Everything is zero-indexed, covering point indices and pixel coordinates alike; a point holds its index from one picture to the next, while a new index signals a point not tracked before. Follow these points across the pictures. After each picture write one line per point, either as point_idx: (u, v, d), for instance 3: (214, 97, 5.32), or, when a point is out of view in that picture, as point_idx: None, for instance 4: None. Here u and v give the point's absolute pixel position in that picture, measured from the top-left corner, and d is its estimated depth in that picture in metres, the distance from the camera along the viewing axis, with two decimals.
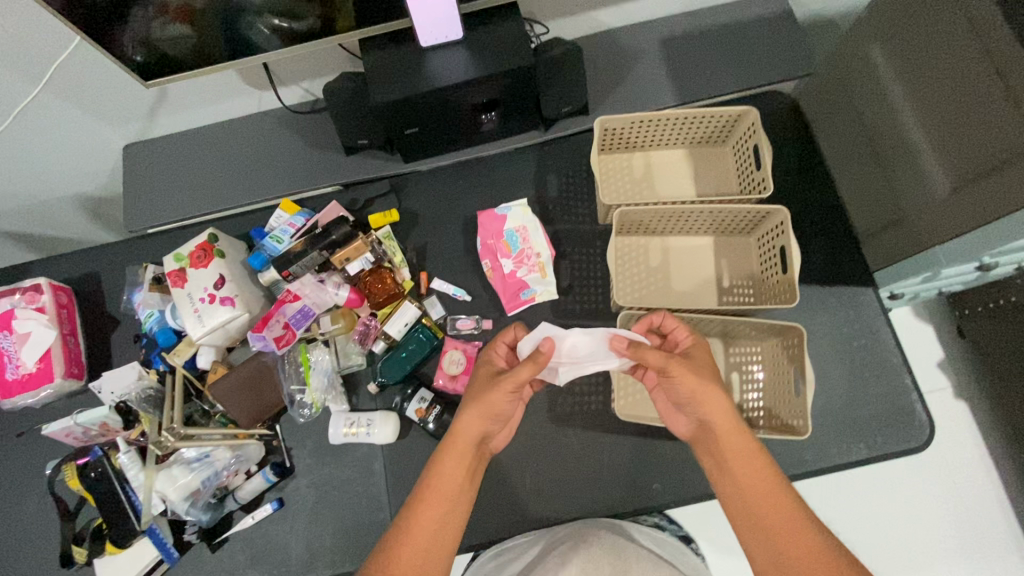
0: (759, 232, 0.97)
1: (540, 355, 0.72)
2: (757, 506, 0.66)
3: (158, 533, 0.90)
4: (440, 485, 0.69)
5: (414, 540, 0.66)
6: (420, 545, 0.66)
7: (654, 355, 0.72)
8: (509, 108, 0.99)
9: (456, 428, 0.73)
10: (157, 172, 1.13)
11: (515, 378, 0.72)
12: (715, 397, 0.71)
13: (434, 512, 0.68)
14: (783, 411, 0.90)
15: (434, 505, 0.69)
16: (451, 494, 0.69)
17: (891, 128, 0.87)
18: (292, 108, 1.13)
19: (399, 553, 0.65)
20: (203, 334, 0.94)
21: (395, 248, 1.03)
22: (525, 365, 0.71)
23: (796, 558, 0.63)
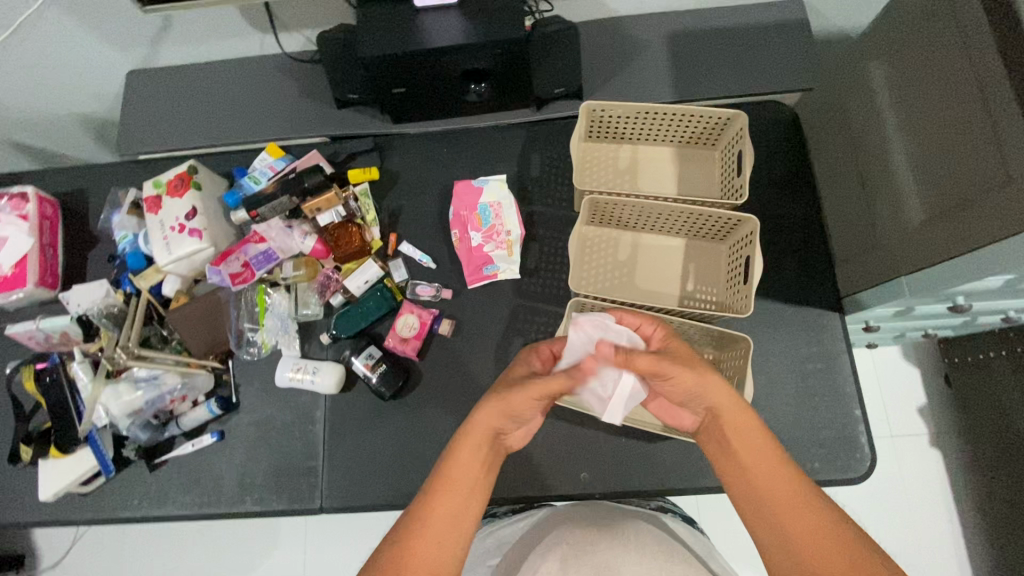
0: (731, 240, 0.96)
1: (578, 371, 0.68)
2: (775, 503, 0.62)
3: (99, 444, 0.94)
4: (455, 477, 0.65)
5: (429, 535, 0.61)
6: (432, 541, 0.61)
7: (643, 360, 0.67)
8: (499, 79, 0.98)
9: (472, 421, 0.67)
10: (154, 100, 1.15)
11: (543, 386, 0.67)
12: (719, 385, 0.67)
13: (450, 508, 0.63)
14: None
15: (449, 501, 0.63)
16: (465, 489, 0.64)
17: (878, 148, 0.85)
18: (292, 55, 1.13)
19: (413, 549, 0.60)
20: (169, 262, 0.97)
21: (370, 206, 1.05)
22: (556, 376, 0.67)
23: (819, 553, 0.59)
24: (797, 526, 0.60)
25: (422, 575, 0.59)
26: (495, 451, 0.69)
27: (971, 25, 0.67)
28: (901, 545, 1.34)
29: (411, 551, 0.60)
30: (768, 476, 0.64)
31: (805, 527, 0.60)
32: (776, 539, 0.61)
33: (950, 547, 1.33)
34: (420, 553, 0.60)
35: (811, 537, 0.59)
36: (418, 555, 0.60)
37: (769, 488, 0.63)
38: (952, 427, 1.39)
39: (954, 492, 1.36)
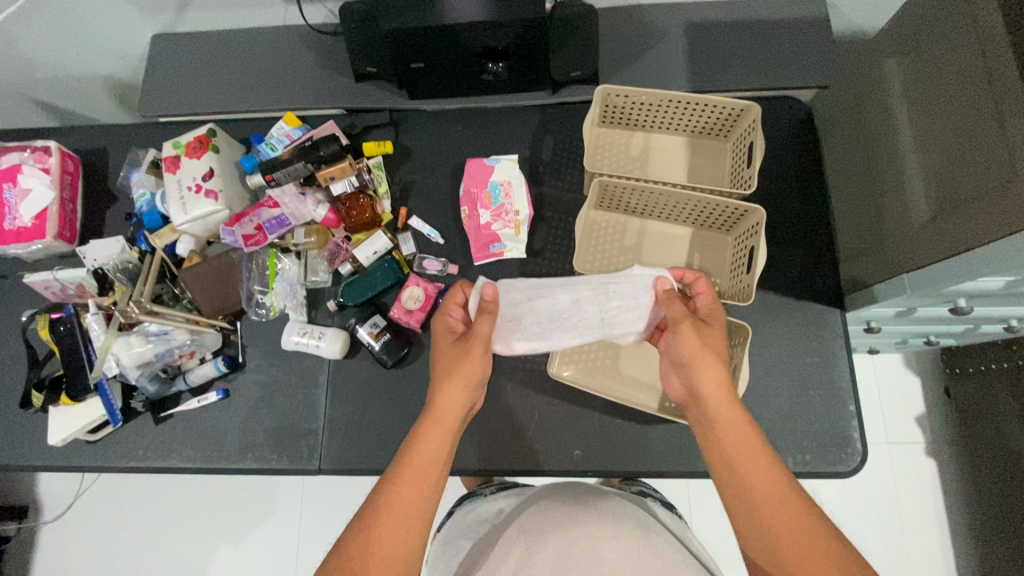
0: (737, 232, 0.96)
1: (489, 306, 0.75)
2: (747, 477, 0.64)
3: (108, 393, 0.97)
4: (420, 462, 0.67)
5: (395, 518, 0.63)
6: (404, 524, 0.63)
7: (679, 306, 0.74)
8: (516, 60, 0.99)
9: (437, 404, 0.71)
10: (178, 65, 1.17)
11: (477, 336, 0.73)
12: (710, 362, 0.70)
13: (415, 489, 0.65)
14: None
15: (414, 483, 0.65)
16: (430, 474, 0.66)
17: (889, 145, 0.86)
18: (315, 26, 1.14)
19: (383, 531, 0.62)
20: (184, 221, 0.99)
21: (382, 179, 1.06)
22: (483, 321, 0.74)
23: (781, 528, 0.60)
24: (773, 520, 0.61)
25: (390, 551, 0.61)
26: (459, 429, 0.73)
27: (986, 21, 0.68)
28: (888, 549, 1.35)
29: (378, 535, 0.61)
30: (748, 468, 0.64)
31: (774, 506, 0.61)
32: (744, 506, 0.63)
33: (937, 555, 1.34)
34: (387, 532, 0.62)
35: (776, 514, 0.61)
36: (387, 539, 0.62)
37: (749, 475, 0.64)
38: (948, 436, 1.39)
39: (946, 501, 1.36)
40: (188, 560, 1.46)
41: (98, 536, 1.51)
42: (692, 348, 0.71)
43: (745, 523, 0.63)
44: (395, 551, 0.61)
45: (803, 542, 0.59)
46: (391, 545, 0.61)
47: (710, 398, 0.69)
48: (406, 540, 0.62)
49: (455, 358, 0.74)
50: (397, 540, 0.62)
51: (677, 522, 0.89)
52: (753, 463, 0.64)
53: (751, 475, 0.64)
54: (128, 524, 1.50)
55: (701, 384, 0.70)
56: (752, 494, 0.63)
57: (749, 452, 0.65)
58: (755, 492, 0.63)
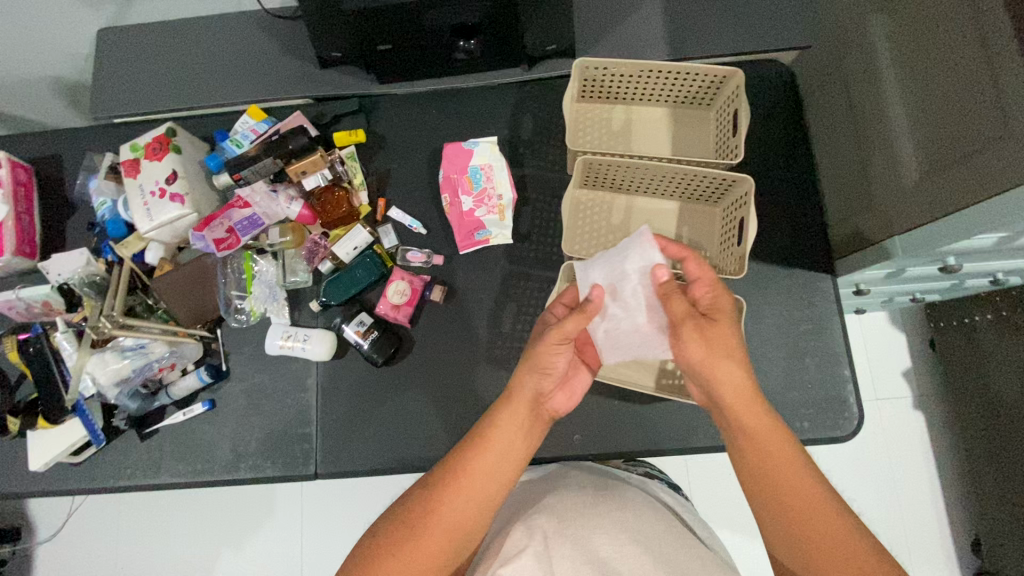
0: (725, 203, 0.95)
1: (589, 306, 0.71)
2: (787, 492, 0.63)
3: (88, 414, 0.93)
4: (493, 439, 0.68)
5: (460, 483, 0.66)
6: (472, 501, 0.65)
7: (679, 303, 0.69)
8: (488, 36, 0.95)
9: (514, 386, 0.73)
10: (129, 61, 1.10)
11: (560, 331, 0.70)
12: (730, 370, 0.68)
13: (486, 466, 0.67)
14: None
15: (482, 457, 0.67)
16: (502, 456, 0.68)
17: (876, 104, 0.84)
18: (272, 11, 1.08)
19: (444, 497, 0.65)
20: (150, 229, 0.94)
21: (357, 169, 1.02)
22: (572, 318, 0.70)
23: (823, 541, 0.60)
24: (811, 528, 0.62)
25: (449, 520, 0.64)
26: (534, 415, 0.73)
27: None
28: (884, 505, 1.38)
29: (441, 498, 0.65)
30: (786, 481, 0.64)
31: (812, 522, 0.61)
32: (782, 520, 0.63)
33: (929, 504, 1.38)
34: (448, 503, 0.64)
35: (814, 529, 0.61)
36: (450, 505, 0.64)
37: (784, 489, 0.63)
38: (934, 389, 1.42)
39: (936, 452, 1.40)
40: (193, 569, 1.45)
41: (97, 554, 1.48)
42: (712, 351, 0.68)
43: (781, 529, 0.63)
44: (452, 518, 0.64)
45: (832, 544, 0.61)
46: (451, 511, 0.64)
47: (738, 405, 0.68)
48: (465, 511, 0.64)
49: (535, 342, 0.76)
50: (458, 507, 0.64)
51: (682, 503, 0.88)
52: (786, 474, 0.64)
53: (789, 487, 0.63)
54: (126, 540, 1.47)
55: (723, 390, 0.68)
56: (790, 508, 0.63)
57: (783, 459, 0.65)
58: (791, 499, 0.63)
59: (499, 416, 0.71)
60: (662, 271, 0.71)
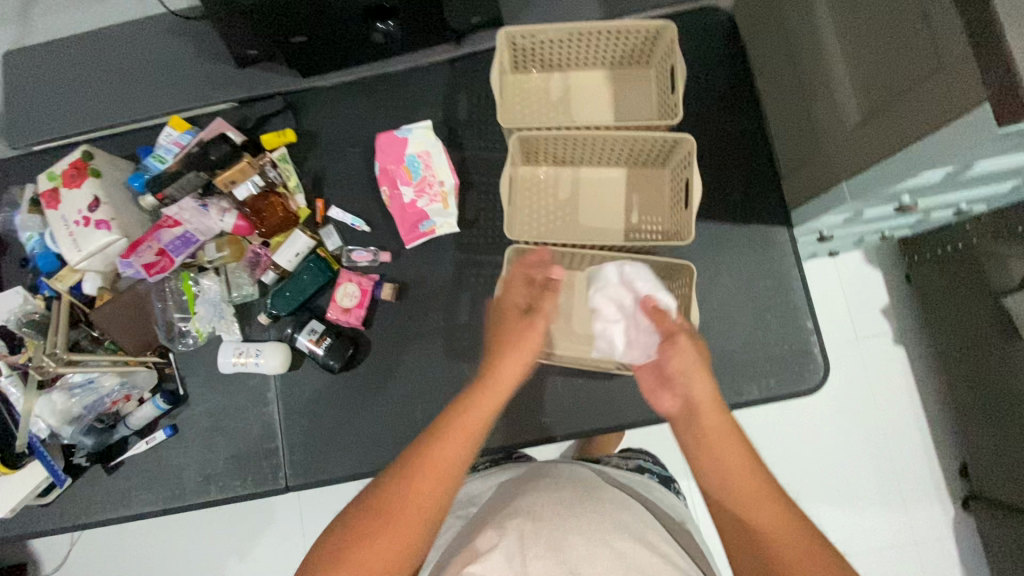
0: (672, 164, 0.91)
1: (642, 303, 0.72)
2: (726, 461, 0.56)
3: (46, 455, 0.91)
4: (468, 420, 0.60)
5: (431, 470, 0.56)
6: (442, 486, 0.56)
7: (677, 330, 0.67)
8: (407, 15, 0.90)
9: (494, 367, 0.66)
10: (40, 84, 1.05)
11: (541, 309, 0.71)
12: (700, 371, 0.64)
13: (459, 455, 0.58)
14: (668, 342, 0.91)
15: (454, 441, 0.58)
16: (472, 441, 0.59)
17: (812, 44, 0.80)
18: (180, 13, 1.02)
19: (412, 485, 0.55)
20: (80, 259, 0.90)
21: (289, 170, 0.98)
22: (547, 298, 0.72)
23: (757, 507, 0.53)
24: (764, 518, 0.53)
25: (417, 511, 0.55)
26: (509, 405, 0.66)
27: None
28: (870, 443, 1.40)
29: (411, 486, 0.55)
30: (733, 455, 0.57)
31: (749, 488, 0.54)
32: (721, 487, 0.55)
33: (914, 437, 1.39)
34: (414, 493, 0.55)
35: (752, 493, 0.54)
36: (420, 491, 0.55)
37: (727, 458, 0.56)
38: (913, 323, 1.42)
39: (918, 386, 1.40)
40: None
41: None
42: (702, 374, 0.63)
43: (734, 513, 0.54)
44: (427, 505, 0.55)
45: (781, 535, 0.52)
46: (419, 498, 0.55)
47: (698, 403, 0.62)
48: (432, 500, 0.56)
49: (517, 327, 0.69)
50: (427, 493, 0.55)
51: (656, 487, 0.87)
52: (731, 452, 0.57)
53: (731, 459, 0.56)
54: (127, 565, 1.48)
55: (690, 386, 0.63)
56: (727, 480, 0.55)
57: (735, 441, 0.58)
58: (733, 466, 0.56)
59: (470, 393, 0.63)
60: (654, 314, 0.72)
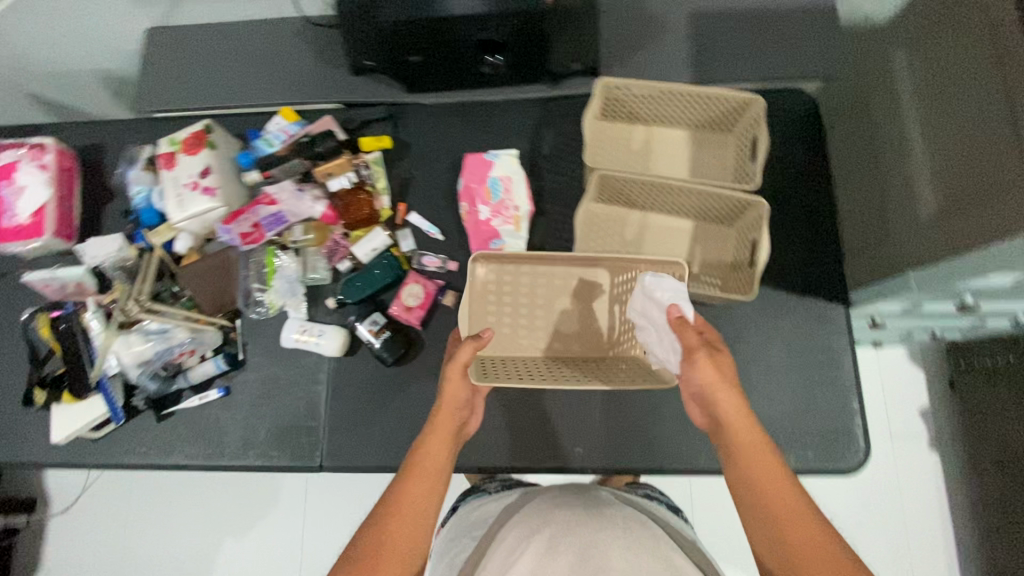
0: (740, 225, 0.95)
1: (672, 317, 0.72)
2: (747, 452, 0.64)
3: (108, 390, 0.98)
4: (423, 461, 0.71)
5: (403, 510, 0.66)
6: (412, 519, 0.66)
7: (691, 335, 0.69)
8: (516, 51, 0.99)
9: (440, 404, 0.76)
10: (177, 60, 1.16)
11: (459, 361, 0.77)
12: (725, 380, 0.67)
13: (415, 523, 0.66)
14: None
15: (419, 481, 0.69)
16: (430, 484, 0.69)
17: (895, 136, 0.84)
18: (311, 19, 1.13)
19: (392, 528, 0.65)
20: (182, 219, 0.99)
21: (380, 173, 1.05)
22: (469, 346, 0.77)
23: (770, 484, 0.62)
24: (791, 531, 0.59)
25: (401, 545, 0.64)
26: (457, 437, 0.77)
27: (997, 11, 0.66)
28: (892, 544, 1.35)
29: (392, 527, 0.65)
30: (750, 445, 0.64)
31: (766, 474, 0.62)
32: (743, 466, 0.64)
33: (939, 546, 1.34)
34: (397, 530, 0.65)
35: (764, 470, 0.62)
36: (398, 531, 0.65)
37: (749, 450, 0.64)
38: (954, 430, 1.38)
39: (951, 495, 1.36)
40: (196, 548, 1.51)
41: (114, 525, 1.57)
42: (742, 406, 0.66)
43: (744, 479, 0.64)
44: (403, 547, 0.64)
45: (806, 545, 0.57)
46: (402, 533, 0.64)
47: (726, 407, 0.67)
48: (413, 536, 0.65)
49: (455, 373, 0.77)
50: (405, 534, 0.65)
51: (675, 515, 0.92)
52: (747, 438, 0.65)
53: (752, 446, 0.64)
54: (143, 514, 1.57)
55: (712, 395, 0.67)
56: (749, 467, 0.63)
57: (767, 459, 0.63)
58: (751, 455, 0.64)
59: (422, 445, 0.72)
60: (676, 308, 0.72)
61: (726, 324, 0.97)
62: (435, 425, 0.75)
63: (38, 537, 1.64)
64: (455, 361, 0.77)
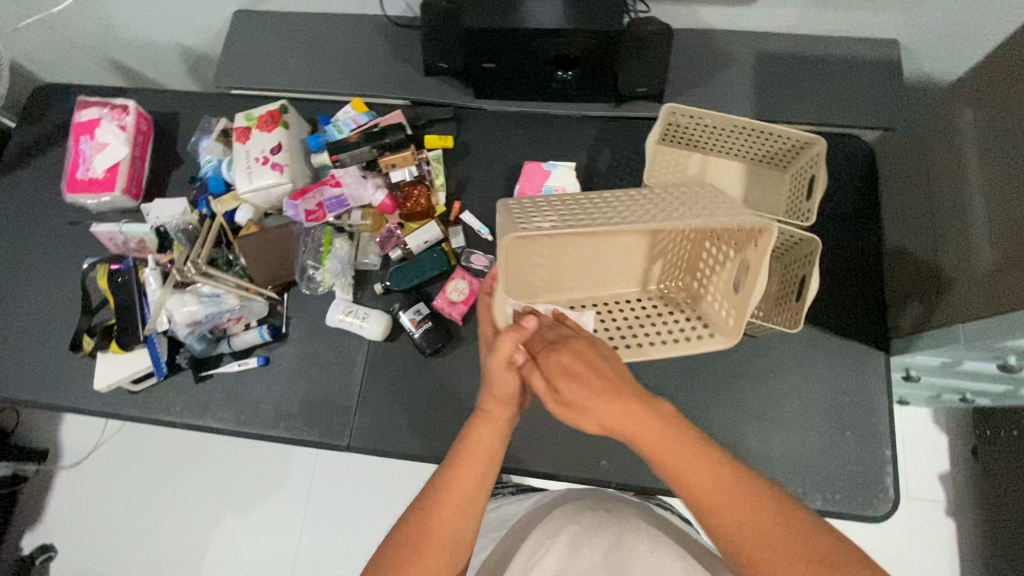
0: (788, 259, 0.97)
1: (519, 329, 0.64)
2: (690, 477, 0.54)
3: (155, 344, 1.02)
4: (472, 450, 0.64)
5: (448, 505, 0.61)
6: (458, 515, 0.60)
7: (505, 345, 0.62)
8: (586, 68, 1.02)
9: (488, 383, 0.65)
10: (258, 41, 1.22)
11: (500, 352, 0.62)
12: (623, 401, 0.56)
13: (459, 523, 0.60)
14: (704, 308, 0.78)
15: (468, 469, 0.63)
16: (480, 477, 0.62)
17: (955, 195, 0.87)
18: (391, 18, 1.18)
19: (431, 525, 0.60)
20: (247, 190, 1.03)
21: (440, 171, 1.09)
22: (506, 336, 0.62)
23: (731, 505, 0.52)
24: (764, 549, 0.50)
25: (446, 542, 0.59)
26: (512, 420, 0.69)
27: None
28: None
29: (433, 528, 0.59)
30: (687, 463, 0.54)
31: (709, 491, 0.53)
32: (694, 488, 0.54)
33: None
34: (437, 527, 0.59)
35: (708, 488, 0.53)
36: (442, 529, 0.60)
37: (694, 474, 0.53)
38: (972, 498, 1.36)
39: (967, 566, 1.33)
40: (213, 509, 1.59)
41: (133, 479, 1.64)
42: (597, 396, 0.57)
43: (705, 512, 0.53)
44: (444, 544, 0.59)
45: (766, 531, 0.50)
46: (445, 531, 0.59)
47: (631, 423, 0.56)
48: (458, 533, 0.60)
49: (500, 361, 0.63)
50: (451, 532, 0.60)
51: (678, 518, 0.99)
52: (677, 456, 0.54)
53: (687, 465, 0.54)
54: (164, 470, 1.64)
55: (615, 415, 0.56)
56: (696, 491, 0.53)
57: (682, 447, 0.55)
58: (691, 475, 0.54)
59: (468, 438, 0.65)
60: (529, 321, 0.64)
61: (763, 356, 0.97)
62: (486, 412, 0.67)
63: (46, 484, 1.67)
64: (496, 355, 0.62)
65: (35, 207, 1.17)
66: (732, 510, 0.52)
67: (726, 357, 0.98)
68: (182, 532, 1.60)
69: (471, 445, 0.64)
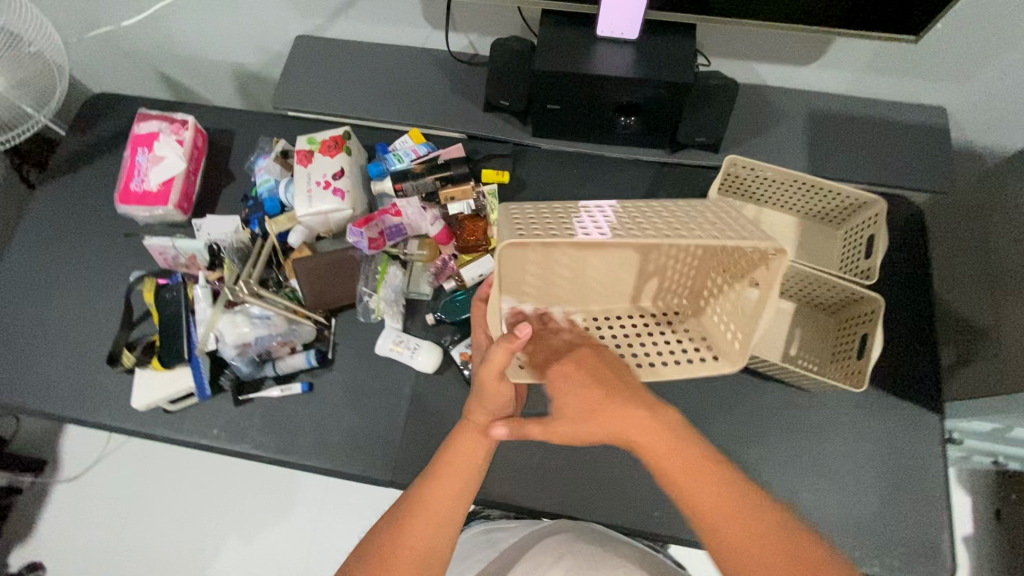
0: (843, 314, 0.97)
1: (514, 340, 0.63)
2: (690, 481, 0.59)
3: (200, 364, 0.99)
4: (457, 461, 0.68)
5: (423, 512, 0.65)
6: (428, 523, 0.64)
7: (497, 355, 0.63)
8: (649, 116, 1.05)
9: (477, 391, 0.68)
10: (317, 64, 1.23)
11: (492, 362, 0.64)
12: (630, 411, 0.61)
13: (431, 533, 0.64)
14: (706, 324, 0.70)
15: (448, 482, 0.67)
16: (460, 485, 0.67)
17: (1015, 261, 0.90)
18: (453, 53, 1.21)
19: (406, 535, 0.63)
20: (306, 214, 1.02)
21: (495, 204, 1.08)
22: (498, 348, 0.63)
23: (735, 521, 0.56)
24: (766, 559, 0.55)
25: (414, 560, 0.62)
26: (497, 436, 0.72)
27: None
28: None
29: (407, 535, 0.63)
30: (680, 461, 0.59)
31: (718, 500, 0.57)
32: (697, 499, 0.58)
33: None
34: (411, 541, 0.63)
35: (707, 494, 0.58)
36: (418, 534, 0.63)
37: (691, 482, 0.58)
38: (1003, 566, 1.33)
39: None
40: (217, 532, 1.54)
41: (133, 496, 1.59)
42: (587, 407, 0.62)
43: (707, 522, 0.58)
44: (417, 549, 0.63)
45: (752, 545, 0.55)
46: (415, 543, 0.63)
47: (640, 433, 0.61)
48: (429, 546, 0.63)
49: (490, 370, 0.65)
50: (422, 545, 0.63)
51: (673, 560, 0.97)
52: (668, 447, 0.60)
53: (691, 477, 0.59)
54: (167, 489, 1.59)
55: (615, 421, 0.61)
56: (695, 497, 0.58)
57: (683, 459, 0.59)
58: (691, 474, 0.59)
59: (446, 454, 0.69)
60: (524, 329, 0.63)
61: (817, 412, 0.97)
62: (467, 424, 0.71)
63: (39, 499, 1.60)
64: (488, 366, 0.65)
65: (80, 217, 1.15)
66: (735, 521, 0.57)
67: (779, 409, 0.97)
68: (179, 558, 1.53)
69: (451, 453, 0.69)
